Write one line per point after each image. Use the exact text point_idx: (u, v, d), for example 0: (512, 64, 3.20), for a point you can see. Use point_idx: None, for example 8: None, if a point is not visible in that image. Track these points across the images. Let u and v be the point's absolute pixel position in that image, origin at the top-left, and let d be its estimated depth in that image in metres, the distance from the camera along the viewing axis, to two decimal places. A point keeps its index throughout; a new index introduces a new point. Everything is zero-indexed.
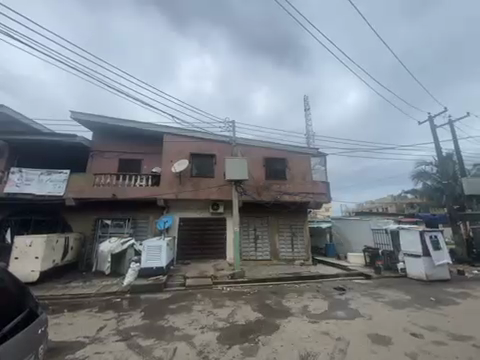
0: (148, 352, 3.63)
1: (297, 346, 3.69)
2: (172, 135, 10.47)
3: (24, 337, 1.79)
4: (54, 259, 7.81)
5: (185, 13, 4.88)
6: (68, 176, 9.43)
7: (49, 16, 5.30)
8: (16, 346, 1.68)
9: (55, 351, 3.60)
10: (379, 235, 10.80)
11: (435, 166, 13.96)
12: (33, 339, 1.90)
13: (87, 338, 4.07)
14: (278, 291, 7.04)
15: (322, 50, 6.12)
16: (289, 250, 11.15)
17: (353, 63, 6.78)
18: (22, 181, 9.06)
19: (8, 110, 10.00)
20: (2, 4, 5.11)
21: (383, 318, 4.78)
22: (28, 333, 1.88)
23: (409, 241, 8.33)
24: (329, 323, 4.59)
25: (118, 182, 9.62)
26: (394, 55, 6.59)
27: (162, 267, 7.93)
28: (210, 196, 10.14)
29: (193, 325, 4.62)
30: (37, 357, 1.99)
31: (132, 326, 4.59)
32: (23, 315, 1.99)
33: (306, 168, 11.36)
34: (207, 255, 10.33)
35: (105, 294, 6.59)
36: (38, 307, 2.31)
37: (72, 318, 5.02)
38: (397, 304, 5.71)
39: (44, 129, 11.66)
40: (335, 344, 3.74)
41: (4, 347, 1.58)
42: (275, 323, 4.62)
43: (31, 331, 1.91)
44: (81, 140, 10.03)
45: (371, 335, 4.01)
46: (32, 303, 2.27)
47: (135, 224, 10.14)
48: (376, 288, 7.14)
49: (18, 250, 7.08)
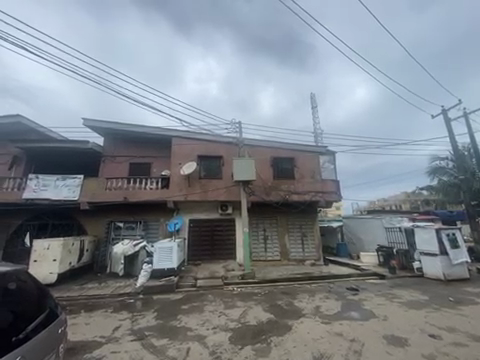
0: (162, 351, 3.70)
1: (310, 348, 3.65)
2: (179, 138, 10.62)
3: (44, 336, 1.86)
4: (70, 261, 8.07)
5: (189, 17, 4.94)
6: (82, 181, 9.73)
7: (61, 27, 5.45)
8: (39, 345, 1.76)
9: (73, 351, 3.72)
10: (393, 234, 10.54)
11: (451, 161, 13.41)
12: (53, 338, 1.98)
13: (103, 338, 4.20)
14: (289, 291, 6.99)
15: (328, 47, 6.04)
16: (299, 251, 11.03)
17: (361, 58, 6.59)
18: (39, 186, 9.43)
19: (24, 120, 10.53)
20: (19, 19, 5.31)
21: (399, 319, 4.64)
22: (49, 333, 1.96)
23: (424, 239, 8.04)
24: (343, 324, 4.51)
25: (129, 186, 9.88)
26: (403, 49, 6.39)
27: (173, 268, 8.07)
28: (218, 197, 10.18)
29: (205, 326, 4.67)
30: (57, 356, 2.07)
31: (147, 326, 4.69)
32: (44, 315, 2.09)
33: (314, 167, 11.22)
34: (217, 256, 10.39)
35: (119, 295, 6.77)
36: (57, 307, 2.41)
37: (88, 318, 5.20)
38: (413, 304, 5.54)
39: (58, 136, 12.17)
40: (349, 345, 3.67)
41: (28, 348, 1.65)
42: (287, 324, 4.60)
43: (50, 330, 1.99)
44: (93, 145, 10.35)
45: (387, 337, 3.90)
46: (51, 303, 2.37)
47: (147, 226, 10.36)
48: (391, 288, 6.94)
49: (36, 253, 7.41)
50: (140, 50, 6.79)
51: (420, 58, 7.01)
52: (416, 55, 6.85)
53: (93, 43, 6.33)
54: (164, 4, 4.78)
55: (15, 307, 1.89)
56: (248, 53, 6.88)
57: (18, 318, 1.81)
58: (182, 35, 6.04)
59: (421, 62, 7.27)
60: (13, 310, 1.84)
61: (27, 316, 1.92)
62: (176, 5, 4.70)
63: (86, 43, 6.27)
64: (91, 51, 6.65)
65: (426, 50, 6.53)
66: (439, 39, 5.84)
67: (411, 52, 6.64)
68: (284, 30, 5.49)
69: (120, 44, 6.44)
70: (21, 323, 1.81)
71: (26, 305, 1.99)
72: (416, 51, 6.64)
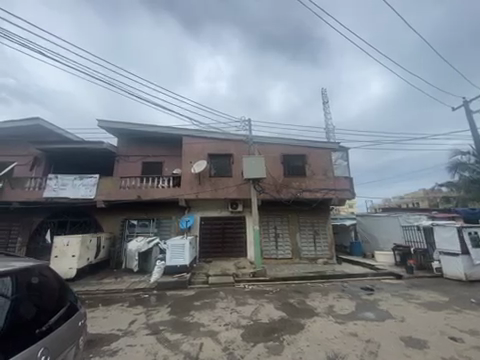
0: (176, 346, 3.79)
1: (324, 347, 3.59)
2: (190, 137, 10.75)
3: (63, 329, 1.94)
4: (88, 257, 8.42)
5: (196, 14, 4.89)
6: (98, 180, 10.10)
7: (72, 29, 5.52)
8: (60, 337, 1.85)
9: (92, 343, 3.90)
10: (411, 233, 10.04)
11: (474, 156, 12.67)
12: (73, 331, 2.08)
13: (120, 331, 4.37)
14: (302, 290, 6.92)
15: (342, 41, 5.84)
16: (311, 249, 10.86)
17: (375, 49, 6.30)
18: (58, 185, 9.89)
19: (43, 122, 11.04)
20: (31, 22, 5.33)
21: (418, 321, 4.46)
22: (69, 325, 2.05)
23: (445, 238, 7.65)
24: (358, 324, 4.39)
25: (142, 184, 10.15)
26: (421, 38, 6.02)
27: (185, 265, 8.25)
28: (228, 195, 10.21)
29: (217, 322, 4.73)
30: (77, 348, 2.16)
31: (161, 321, 4.82)
32: (65, 309, 2.20)
33: (326, 164, 10.96)
34: (228, 253, 10.45)
35: (134, 290, 7.00)
36: (76, 300, 2.52)
37: (106, 312, 5.43)
38: (432, 305, 5.30)
39: (74, 138, 12.68)
40: (365, 346, 3.58)
41: (49, 341, 1.71)
42: (300, 323, 4.54)
43: (70, 322, 2.10)
44: (107, 146, 10.70)
45: (405, 339, 3.76)
46: (71, 297, 2.48)
47: (159, 224, 10.62)
48: (409, 289, 6.68)
49: (57, 249, 7.82)
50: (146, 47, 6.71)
51: (440, 49, 6.64)
52: (435, 46, 6.49)
53: (106, 44, 6.43)
54: (174, 6, 4.86)
55: (38, 300, 1.98)
56: (258, 49, 6.85)
57: (40, 312, 1.89)
58: (190, 33, 6.02)
59: (441, 54, 6.84)
60: (37, 304, 1.92)
61: (49, 311, 2.01)
62: (185, 6, 4.77)
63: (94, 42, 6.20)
64: (99, 50, 6.57)
65: (447, 39, 6.11)
66: (461, 26, 5.46)
67: (430, 42, 6.30)
68: (294, 25, 5.39)
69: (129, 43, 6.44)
70: (44, 316, 1.90)
71: (48, 300, 2.09)
72: (435, 41, 6.30)
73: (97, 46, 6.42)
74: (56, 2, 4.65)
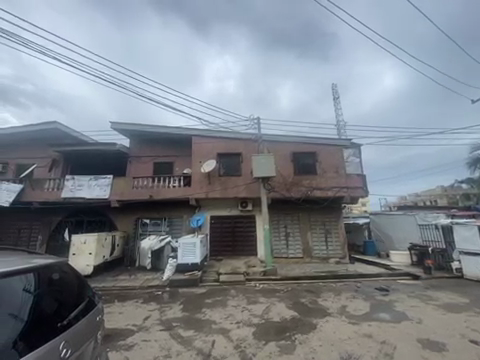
0: (189, 342, 3.87)
1: (337, 348, 3.53)
2: (199, 137, 10.85)
3: (83, 324, 2.03)
4: (104, 254, 8.75)
5: (204, 14, 4.92)
6: (112, 180, 10.44)
7: (83, 33, 5.65)
8: (80, 332, 1.94)
9: (109, 338, 4.05)
10: (428, 231, 9.61)
11: None
12: (91, 325, 2.17)
13: (135, 326, 4.51)
14: (313, 289, 6.83)
15: (354, 35, 5.65)
16: (323, 248, 10.69)
17: (389, 42, 6.05)
18: (75, 186, 10.32)
19: (60, 126, 11.56)
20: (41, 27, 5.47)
21: (436, 323, 4.29)
22: (88, 321, 2.14)
23: (465, 237, 7.29)
24: (372, 325, 4.29)
25: (154, 184, 10.39)
26: (439, 28, 5.71)
27: (196, 263, 8.38)
28: (238, 194, 10.23)
29: (229, 320, 4.78)
30: (96, 342, 2.26)
31: (173, 318, 4.94)
32: (84, 304, 2.30)
33: (338, 161, 10.72)
34: (239, 252, 10.48)
35: (148, 287, 7.20)
36: (94, 296, 2.63)
37: (121, 307, 5.62)
38: (451, 307, 5.08)
39: (89, 140, 13.17)
40: (380, 347, 3.49)
41: (70, 334, 1.80)
42: (312, 323, 4.49)
43: (89, 317, 2.19)
44: (120, 147, 11.04)
45: (422, 341, 3.63)
46: (89, 292, 2.59)
47: (171, 223, 10.83)
48: (426, 290, 6.42)
49: (75, 247, 8.18)
50: (153, 47, 6.73)
51: (459, 40, 6.29)
52: (454, 37, 6.16)
53: (115, 47, 6.54)
54: (182, 8, 4.94)
55: (59, 295, 2.09)
56: (265, 47, 6.79)
57: (61, 307, 1.99)
58: (197, 33, 6.06)
59: (460, 44, 6.50)
60: (57, 299, 2.02)
61: (70, 306, 2.11)
62: (193, 7, 4.79)
63: (102, 44, 6.30)
64: (107, 52, 6.65)
65: (467, 28, 5.77)
66: None
67: (448, 32, 5.97)
68: (303, 21, 5.28)
69: (137, 44, 6.51)
70: (65, 311, 1.99)
71: (68, 295, 2.19)
72: (454, 32, 5.97)
73: (106, 49, 6.55)
74: (69, 9, 4.79)
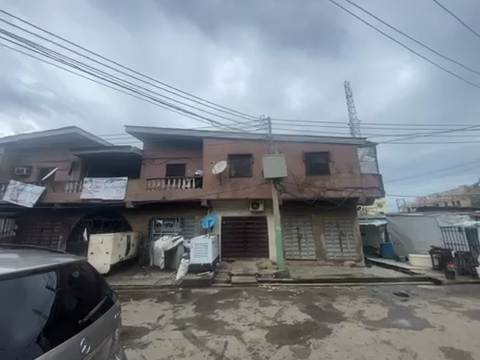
0: (202, 342, 3.90)
1: (354, 354, 3.41)
2: (211, 139, 10.96)
3: (101, 321, 2.11)
4: (120, 254, 9.04)
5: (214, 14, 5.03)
6: (127, 182, 10.80)
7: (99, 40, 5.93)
8: (98, 328, 2.02)
9: (125, 335, 4.17)
10: (450, 234, 9.00)
11: None
12: (109, 322, 2.24)
13: (150, 325, 4.62)
14: (327, 293, 6.65)
15: (367, 31, 5.49)
16: (337, 251, 10.40)
17: (405, 36, 5.83)
18: (93, 188, 10.77)
19: (79, 131, 12.14)
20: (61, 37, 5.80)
21: (460, 330, 4.04)
22: (106, 318, 2.22)
23: None
24: (391, 332, 4.10)
25: (167, 186, 10.63)
26: (459, 20, 5.43)
27: (208, 264, 8.45)
28: (249, 195, 10.22)
29: (241, 321, 4.76)
30: (114, 339, 2.33)
31: (187, 317, 5.00)
32: (103, 301, 2.38)
33: (352, 161, 10.42)
34: (250, 253, 10.44)
35: (162, 287, 7.35)
36: (112, 294, 2.72)
37: (136, 306, 5.78)
38: (477, 314, 4.76)
39: (105, 143, 13.71)
40: (399, 355, 3.33)
41: (89, 330, 1.88)
42: (327, 327, 4.38)
43: (107, 314, 2.27)
44: (135, 150, 11.41)
45: (445, 349, 3.43)
46: (107, 291, 2.68)
47: (183, 223, 11.01)
48: (449, 296, 6.06)
49: (93, 246, 8.51)
50: None
51: None
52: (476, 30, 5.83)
53: None
54: (192, 11, 5.08)
55: (79, 292, 2.18)
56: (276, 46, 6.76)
57: (81, 304, 2.07)
58: None
59: None
60: (77, 296, 2.12)
61: (89, 303, 2.19)
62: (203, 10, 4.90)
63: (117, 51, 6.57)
64: None
65: None
66: None
67: (470, 25, 5.66)
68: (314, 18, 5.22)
69: None
70: (85, 308, 2.08)
71: (87, 292, 2.29)
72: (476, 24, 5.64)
73: None
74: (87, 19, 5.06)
